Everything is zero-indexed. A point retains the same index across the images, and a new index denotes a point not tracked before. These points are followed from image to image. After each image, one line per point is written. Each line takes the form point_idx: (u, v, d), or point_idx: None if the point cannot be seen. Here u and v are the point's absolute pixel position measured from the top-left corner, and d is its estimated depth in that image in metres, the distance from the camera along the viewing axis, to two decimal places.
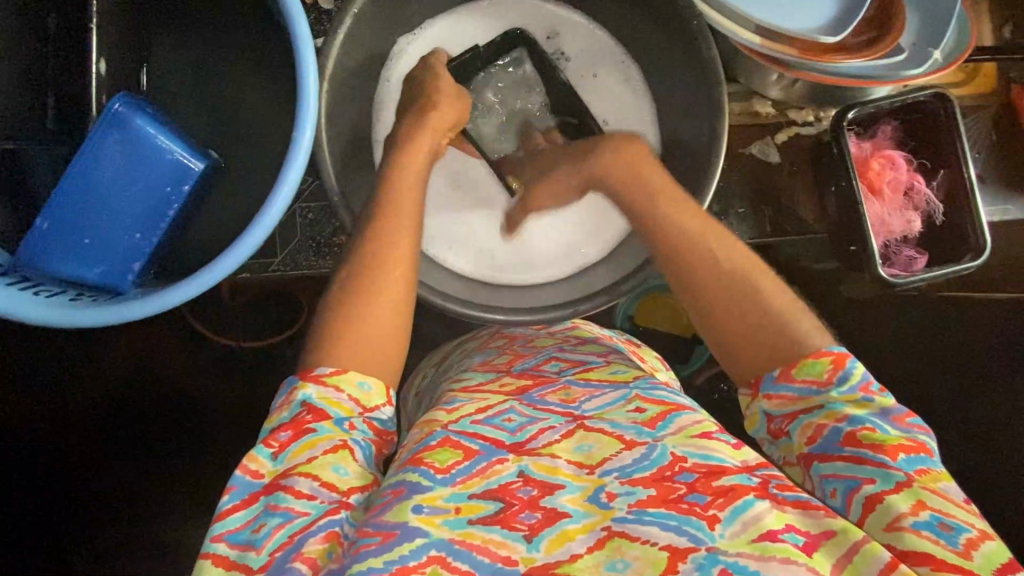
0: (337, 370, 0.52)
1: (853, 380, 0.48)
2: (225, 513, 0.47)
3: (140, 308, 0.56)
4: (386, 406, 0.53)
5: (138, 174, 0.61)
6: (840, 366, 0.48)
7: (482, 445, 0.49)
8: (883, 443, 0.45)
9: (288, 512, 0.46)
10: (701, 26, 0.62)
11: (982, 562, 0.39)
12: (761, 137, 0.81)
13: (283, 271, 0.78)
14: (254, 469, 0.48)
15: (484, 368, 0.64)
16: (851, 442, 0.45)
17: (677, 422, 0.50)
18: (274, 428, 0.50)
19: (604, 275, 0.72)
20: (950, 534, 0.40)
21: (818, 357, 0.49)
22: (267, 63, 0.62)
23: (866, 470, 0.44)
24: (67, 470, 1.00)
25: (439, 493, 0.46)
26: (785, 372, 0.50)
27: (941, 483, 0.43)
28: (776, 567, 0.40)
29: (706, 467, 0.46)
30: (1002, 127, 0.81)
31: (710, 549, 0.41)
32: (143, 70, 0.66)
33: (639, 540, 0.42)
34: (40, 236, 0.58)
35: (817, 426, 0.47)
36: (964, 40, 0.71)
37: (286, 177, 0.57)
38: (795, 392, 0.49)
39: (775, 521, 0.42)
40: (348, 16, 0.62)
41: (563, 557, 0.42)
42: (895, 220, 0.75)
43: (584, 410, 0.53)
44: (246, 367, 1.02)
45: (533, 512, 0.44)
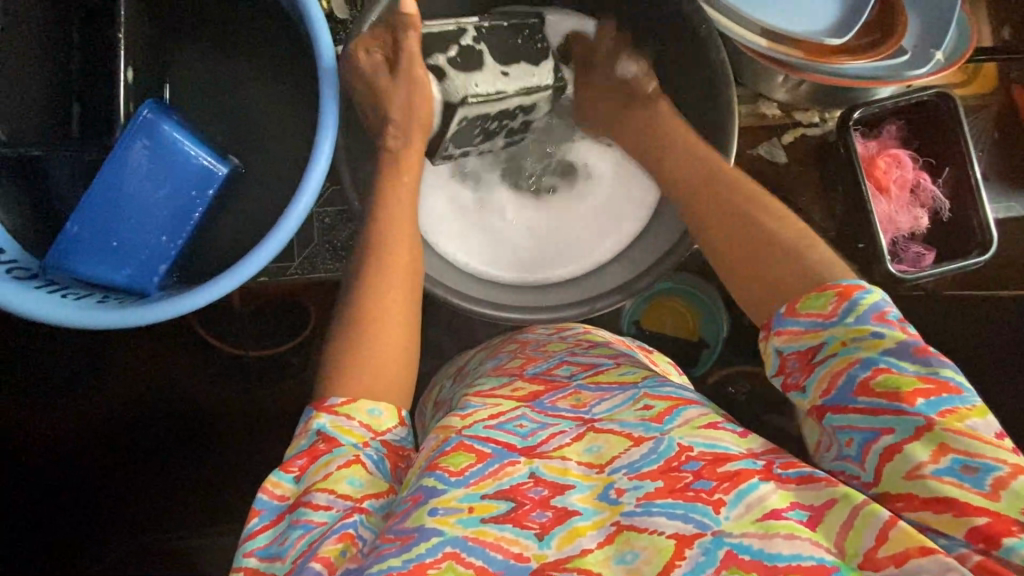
0: (349, 400, 0.53)
1: (860, 310, 0.45)
2: (254, 532, 0.49)
3: (166, 308, 0.57)
4: (398, 428, 0.55)
5: (163, 179, 0.62)
6: (846, 297, 0.46)
7: (495, 448, 0.51)
8: (900, 388, 0.42)
9: (309, 522, 0.47)
10: (710, 31, 0.63)
11: (1010, 501, 0.39)
12: (768, 138, 0.82)
13: (299, 275, 0.79)
14: (273, 491, 0.50)
15: (498, 372, 0.65)
16: (864, 390, 0.43)
17: (683, 414, 0.51)
18: (293, 455, 0.51)
19: (618, 271, 0.73)
20: (974, 477, 0.40)
21: (822, 291, 0.47)
22: (291, 71, 0.65)
23: (884, 421, 0.42)
24: (84, 477, 1.01)
25: (454, 494, 0.47)
26: (790, 308, 0.49)
27: (968, 421, 0.41)
28: (780, 543, 0.41)
29: (711, 454, 0.47)
30: (1005, 126, 0.83)
31: (716, 532, 0.43)
32: (166, 85, 0.67)
33: (648, 530, 0.44)
34: (70, 239, 0.60)
35: (831, 374, 0.45)
36: (964, 42, 0.73)
37: (307, 183, 0.58)
38: (801, 327, 0.48)
39: (779, 501, 0.44)
40: (366, 25, 0.64)
41: (574, 551, 0.44)
42: (903, 218, 0.77)
43: (595, 413, 0.54)
44: (260, 372, 1.03)
45: (544, 511, 0.46)
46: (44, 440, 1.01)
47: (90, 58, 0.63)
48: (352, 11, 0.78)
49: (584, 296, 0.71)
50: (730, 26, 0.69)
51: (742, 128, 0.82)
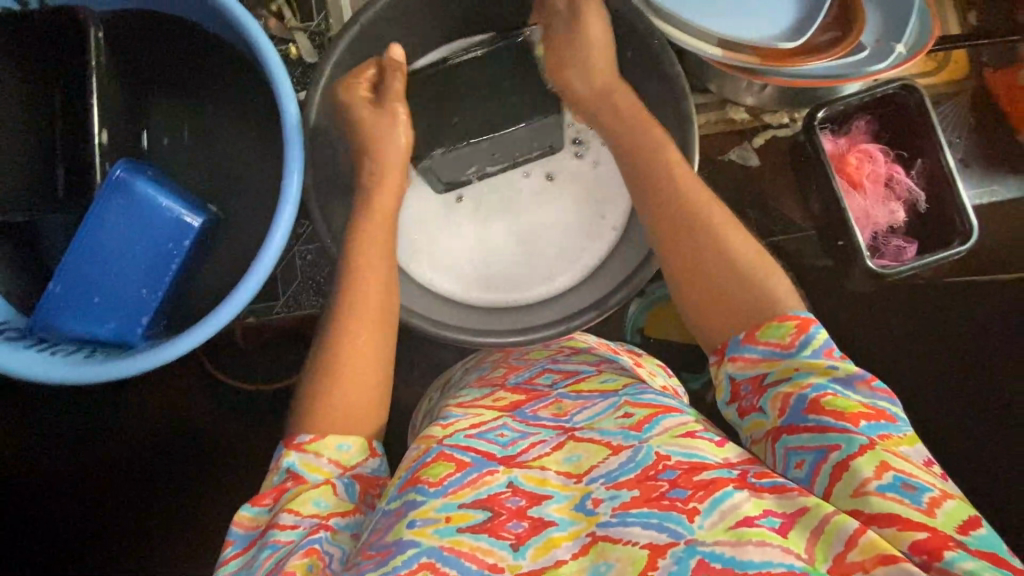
0: (314, 438, 0.54)
1: (816, 345, 0.48)
2: (227, 560, 0.51)
3: (148, 358, 0.59)
4: (369, 459, 0.56)
5: (139, 234, 0.64)
6: (804, 330, 0.49)
7: (474, 457, 0.51)
8: (846, 410, 0.45)
9: (275, 543, 0.48)
10: (662, 44, 0.65)
11: (945, 520, 0.40)
12: (738, 142, 0.83)
13: (286, 313, 0.81)
14: (247, 523, 0.52)
15: (480, 383, 0.66)
16: (813, 410, 0.46)
17: (663, 423, 0.51)
18: (265, 490, 0.53)
19: (594, 290, 0.75)
20: (913, 494, 0.41)
21: (782, 321, 0.50)
22: (265, 122, 0.68)
23: (831, 438, 0.45)
24: (97, 525, 1.04)
25: (432, 505, 0.48)
26: (750, 335, 0.51)
27: (901, 447, 0.44)
28: (752, 551, 0.41)
29: (688, 463, 0.47)
30: (982, 110, 0.82)
31: (689, 541, 0.43)
32: (142, 134, 0.70)
33: (622, 541, 0.44)
34: (52, 298, 0.62)
35: (783, 397, 0.48)
36: (927, 28, 0.72)
37: (279, 222, 0.60)
38: (758, 355, 0.50)
39: (752, 509, 0.43)
40: (327, 69, 0.65)
41: (549, 562, 0.45)
42: (879, 213, 0.76)
43: (575, 422, 0.55)
44: (262, 408, 1.05)
45: (520, 521, 0.47)
46: (59, 488, 1.03)
47: (64, 115, 0.64)
48: (320, 55, 0.82)
49: (562, 317, 0.71)
50: (685, 40, 0.70)
51: (709, 134, 0.83)
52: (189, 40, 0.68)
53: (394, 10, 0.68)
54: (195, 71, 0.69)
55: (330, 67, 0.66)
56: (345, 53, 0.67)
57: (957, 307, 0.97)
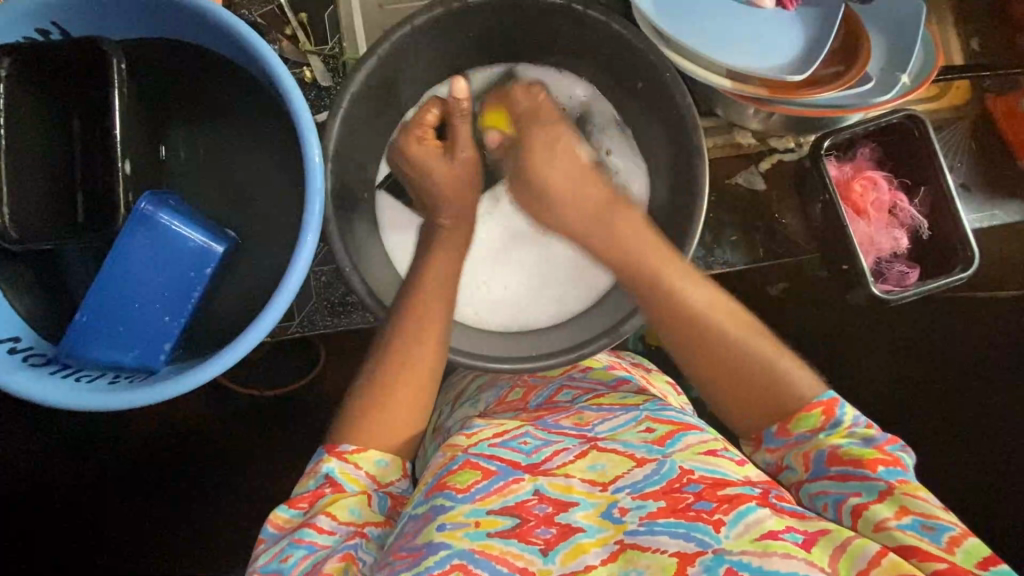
0: (358, 448, 0.56)
1: (843, 426, 0.51)
2: (257, 553, 0.53)
3: (168, 387, 0.60)
4: (400, 480, 0.58)
5: (163, 264, 0.66)
6: (830, 414, 0.52)
7: (500, 466, 0.53)
8: (863, 457, 0.49)
9: (312, 544, 0.51)
10: (674, 77, 0.66)
11: (965, 556, 0.43)
12: (745, 167, 0.84)
13: (300, 333, 0.82)
14: (279, 522, 0.54)
15: (500, 407, 0.69)
16: (834, 461, 0.50)
17: (683, 439, 0.53)
18: (299, 491, 0.55)
19: (604, 314, 0.75)
20: (932, 533, 0.44)
21: (809, 411, 0.53)
22: (284, 148, 0.70)
23: (852, 485, 0.48)
24: (110, 536, 1.05)
25: (461, 510, 0.50)
26: (782, 428, 0.53)
27: (923, 493, 0.47)
28: (778, 561, 0.43)
29: (711, 479, 0.49)
30: (981, 136, 0.84)
31: (716, 550, 0.44)
32: (160, 147, 0.70)
33: (650, 549, 0.46)
34: (80, 326, 0.64)
35: (805, 453, 0.52)
36: (929, 63, 0.74)
37: (302, 250, 0.62)
38: (791, 441, 0.53)
39: (775, 524, 0.45)
40: (346, 98, 0.66)
41: (579, 567, 0.46)
42: (883, 239, 0.78)
43: (597, 432, 0.57)
44: (273, 420, 1.07)
45: (548, 527, 0.48)
46: (73, 500, 1.04)
47: (85, 140, 0.65)
48: (335, 78, 0.83)
49: (573, 341, 0.72)
50: (692, 69, 0.72)
51: (717, 159, 0.84)
52: (210, 70, 0.69)
53: (411, 40, 0.69)
54: (215, 98, 0.70)
55: (348, 98, 0.67)
56: (363, 82, 0.68)
57: (954, 324, 1.00)
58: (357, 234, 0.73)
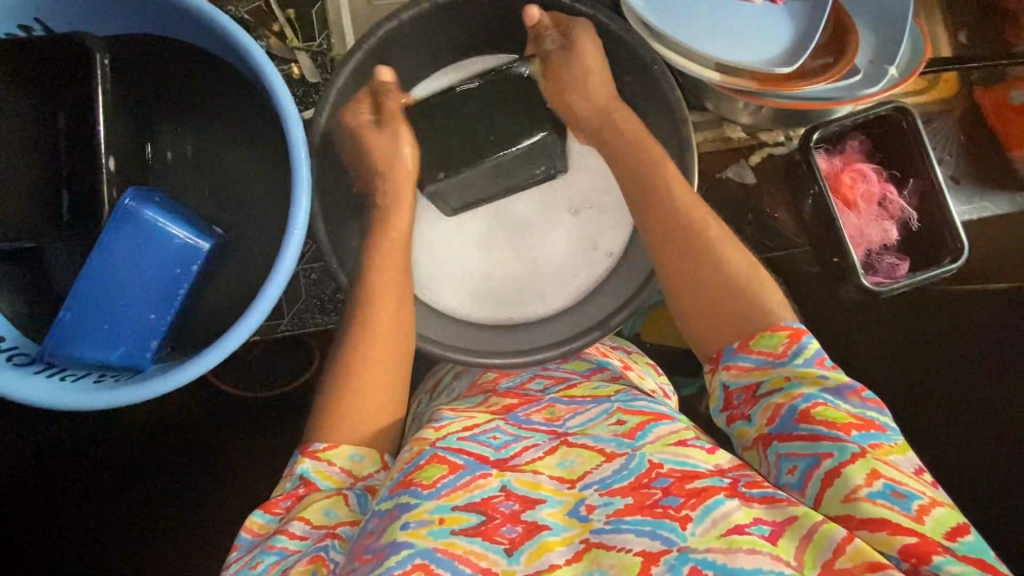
0: (330, 446, 0.56)
1: (808, 354, 0.52)
2: (230, 564, 0.52)
3: (152, 386, 0.59)
4: (379, 472, 0.58)
5: (148, 259, 0.65)
6: (796, 340, 0.52)
7: (468, 460, 0.53)
8: (836, 419, 0.48)
9: (283, 550, 0.50)
10: (663, 69, 0.66)
11: (934, 526, 0.43)
12: (736, 160, 0.84)
13: (290, 331, 0.82)
14: (254, 529, 0.54)
15: (472, 391, 0.70)
16: (805, 419, 0.49)
17: (654, 431, 0.54)
18: (277, 495, 0.55)
19: (593, 309, 0.76)
20: (903, 501, 0.44)
21: (774, 331, 0.53)
22: (271, 144, 0.69)
23: (823, 447, 0.47)
24: (99, 537, 1.04)
25: (425, 507, 0.49)
26: (743, 345, 0.54)
27: (892, 455, 0.46)
28: (743, 558, 0.43)
29: (681, 471, 0.50)
30: (970, 127, 0.84)
31: (682, 548, 0.45)
32: (147, 143, 0.70)
33: (615, 548, 0.46)
34: (64, 324, 0.63)
35: (775, 406, 0.51)
36: (917, 56, 0.75)
37: (287, 247, 0.61)
38: (751, 363, 0.54)
39: (743, 517, 0.45)
40: (333, 92, 0.66)
41: (543, 566, 0.46)
42: (873, 231, 0.78)
43: (568, 427, 0.58)
44: (264, 419, 1.06)
45: (514, 525, 0.49)
46: (62, 501, 1.03)
47: (71, 139, 0.64)
48: (323, 74, 0.83)
49: (564, 336, 0.72)
50: (680, 61, 0.72)
51: (707, 152, 0.84)
52: (195, 67, 0.69)
53: (398, 34, 0.69)
54: (198, 94, 0.70)
55: (335, 93, 0.66)
56: (350, 78, 0.67)
57: (942, 317, 1.00)
58: (346, 231, 0.73)
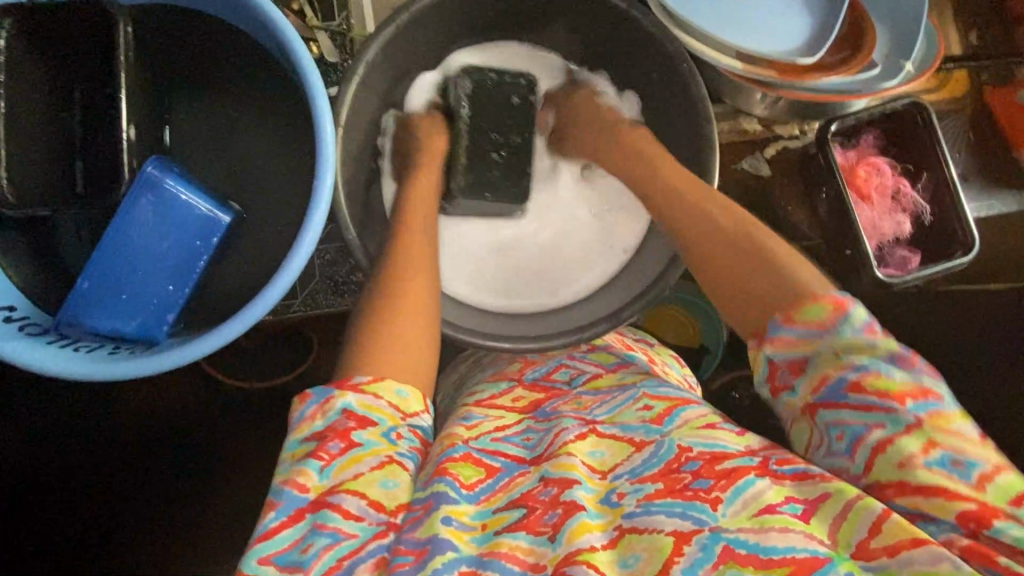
0: (375, 378, 0.52)
1: (856, 322, 0.48)
2: (271, 532, 0.47)
3: (167, 359, 0.59)
4: (424, 413, 0.55)
5: (168, 232, 0.64)
6: (841, 309, 0.48)
7: (504, 463, 0.55)
8: (891, 389, 0.45)
9: (337, 532, 0.47)
10: (690, 67, 0.67)
11: (996, 493, 0.42)
12: (751, 152, 0.85)
13: (303, 312, 0.81)
14: (302, 482, 0.48)
15: (495, 377, 0.69)
16: (856, 390, 0.46)
17: (682, 415, 0.54)
18: (310, 439, 0.49)
19: (605, 301, 0.76)
20: (962, 470, 0.43)
21: (817, 301, 0.49)
22: (293, 120, 0.69)
23: (875, 416, 0.46)
24: (93, 524, 1.01)
25: (466, 509, 0.50)
26: (786, 317, 0.50)
27: (954, 423, 0.44)
28: (775, 537, 0.44)
29: (711, 454, 0.50)
30: (979, 126, 0.85)
31: (713, 528, 0.45)
32: (164, 118, 0.69)
33: (648, 530, 0.46)
34: (82, 294, 0.62)
35: (821, 377, 0.48)
36: (932, 53, 0.76)
37: (310, 223, 0.60)
38: (796, 335, 0.50)
39: (774, 496, 0.46)
40: (360, 67, 0.65)
41: (583, 545, 0.46)
42: (886, 224, 0.79)
43: (596, 415, 0.59)
44: (268, 405, 1.05)
45: (554, 510, 0.49)
46: (57, 484, 1.00)
47: (91, 109, 0.63)
48: (342, 54, 0.82)
49: (576, 325, 0.72)
50: (706, 51, 0.73)
51: (724, 144, 0.84)
52: (217, 41, 0.68)
53: (426, 14, 0.69)
54: (220, 67, 0.69)
55: (362, 68, 0.65)
56: (377, 55, 0.67)
57: (944, 316, 1.02)
58: (365, 211, 0.72)
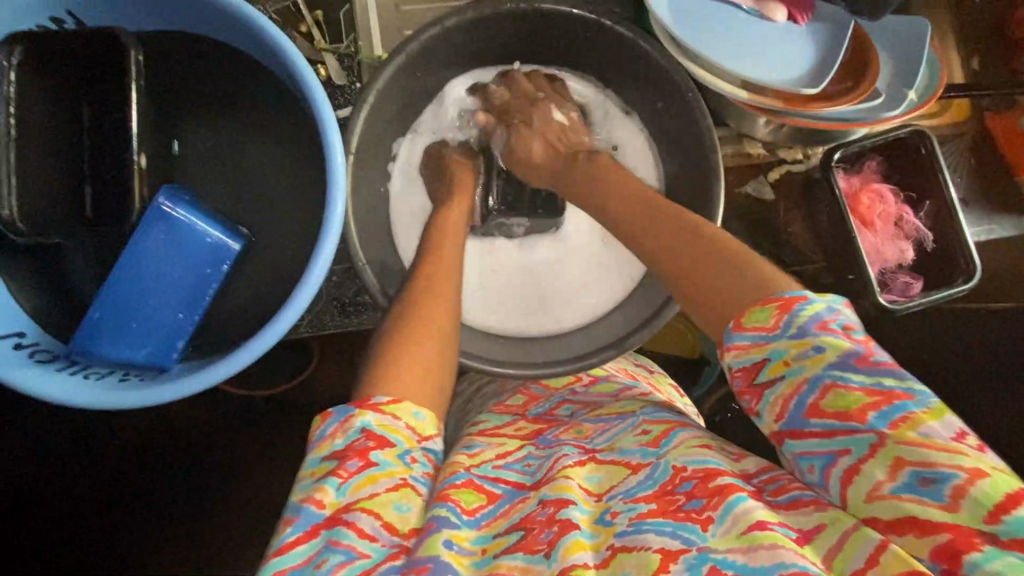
0: (394, 400, 0.52)
1: (802, 322, 0.47)
2: (285, 547, 0.47)
3: (177, 388, 0.59)
4: (436, 436, 0.55)
5: (179, 260, 0.65)
6: (788, 310, 0.48)
7: (505, 489, 0.56)
8: (848, 407, 0.45)
9: (350, 550, 0.46)
10: (697, 98, 0.67)
11: (972, 509, 0.40)
12: (755, 176, 0.86)
13: (309, 332, 0.82)
14: (319, 500, 0.48)
15: (500, 410, 0.70)
16: (814, 413, 0.46)
17: (677, 437, 0.55)
18: (330, 457, 0.50)
19: (611, 326, 0.76)
20: (933, 489, 0.41)
21: (764, 305, 0.49)
22: (303, 145, 0.69)
23: (839, 442, 0.45)
24: (95, 538, 1.01)
25: (467, 534, 0.51)
26: (737, 323, 0.51)
27: (920, 428, 0.43)
28: (764, 555, 0.43)
29: (703, 471, 0.50)
30: (981, 151, 0.86)
31: (701, 549, 0.45)
32: (172, 141, 0.69)
33: (637, 549, 0.47)
34: (93, 323, 0.62)
35: (780, 401, 0.48)
36: (934, 81, 0.77)
37: (321, 251, 0.61)
38: (748, 342, 0.50)
39: (767, 515, 0.46)
40: (370, 95, 0.66)
41: (577, 562, 0.47)
42: (889, 250, 0.80)
43: (596, 443, 0.60)
44: (272, 420, 1.05)
45: (551, 529, 0.49)
46: (59, 499, 1.00)
47: (99, 135, 0.63)
48: (350, 76, 0.83)
49: (581, 351, 0.72)
50: (710, 78, 0.74)
51: (728, 167, 0.85)
52: (226, 66, 0.69)
53: (436, 42, 0.69)
54: (229, 91, 0.69)
55: (373, 96, 0.66)
56: (387, 82, 0.67)
57: (944, 335, 1.03)
58: (373, 234, 0.73)
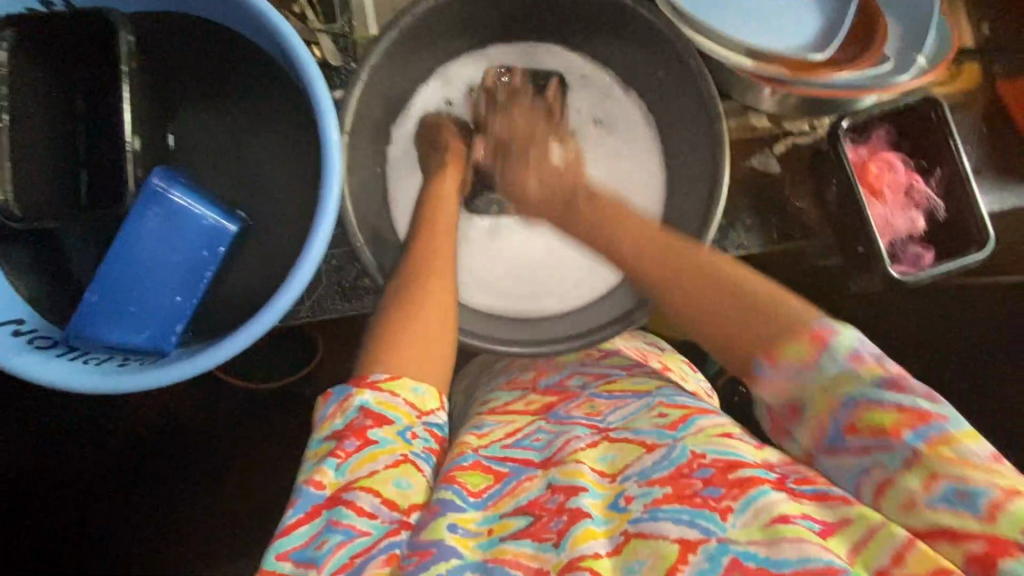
0: (392, 376, 0.51)
1: (839, 355, 0.48)
2: (289, 528, 0.46)
3: (174, 370, 0.58)
4: (439, 410, 0.54)
5: (175, 242, 0.64)
6: (820, 344, 0.48)
7: (512, 468, 0.55)
8: (883, 425, 0.46)
9: (350, 529, 0.46)
10: (699, 65, 0.66)
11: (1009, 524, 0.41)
12: (761, 149, 0.83)
13: (310, 318, 0.81)
14: (317, 480, 0.47)
15: (510, 386, 0.68)
16: (850, 431, 0.47)
17: (697, 423, 0.54)
18: (330, 437, 0.49)
19: (612, 302, 0.74)
20: (968, 501, 0.43)
21: (795, 338, 0.49)
22: (298, 126, 0.68)
23: (874, 457, 0.46)
24: (102, 528, 1.02)
25: (473, 517, 0.50)
26: (769, 360, 0.50)
27: (958, 447, 0.44)
28: (787, 548, 0.43)
29: (724, 462, 0.49)
30: (992, 119, 0.84)
31: (721, 539, 0.45)
32: (168, 128, 0.68)
33: (652, 536, 0.46)
34: (89, 308, 0.62)
35: (818, 422, 0.49)
36: (945, 46, 0.75)
37: (317, 230, 0.60)
38: (783, 377, 0.50)
39: (790, 508, 0.46)
40: (364, 71, 0.64)
41: (586, 552, 0.47)
42: (899, 221, 0.78)
43: (609, 422, 0.58)
44: (276, 409, 1.05)
45: (560, 517, 0.49)
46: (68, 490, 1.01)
47: (93, 118, 0.62)
48: (345, 58, 0.81)
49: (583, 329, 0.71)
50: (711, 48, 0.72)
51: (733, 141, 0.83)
52: (219, 48, 0.68)
53: (431, 17, 0.68)
54: (223, 73, 0.68)
55: (366, 72, 0.65)
56: (382, 59, 0.66)
57: (954, 310, 1.01)
58: (371, 215, 0.72)
